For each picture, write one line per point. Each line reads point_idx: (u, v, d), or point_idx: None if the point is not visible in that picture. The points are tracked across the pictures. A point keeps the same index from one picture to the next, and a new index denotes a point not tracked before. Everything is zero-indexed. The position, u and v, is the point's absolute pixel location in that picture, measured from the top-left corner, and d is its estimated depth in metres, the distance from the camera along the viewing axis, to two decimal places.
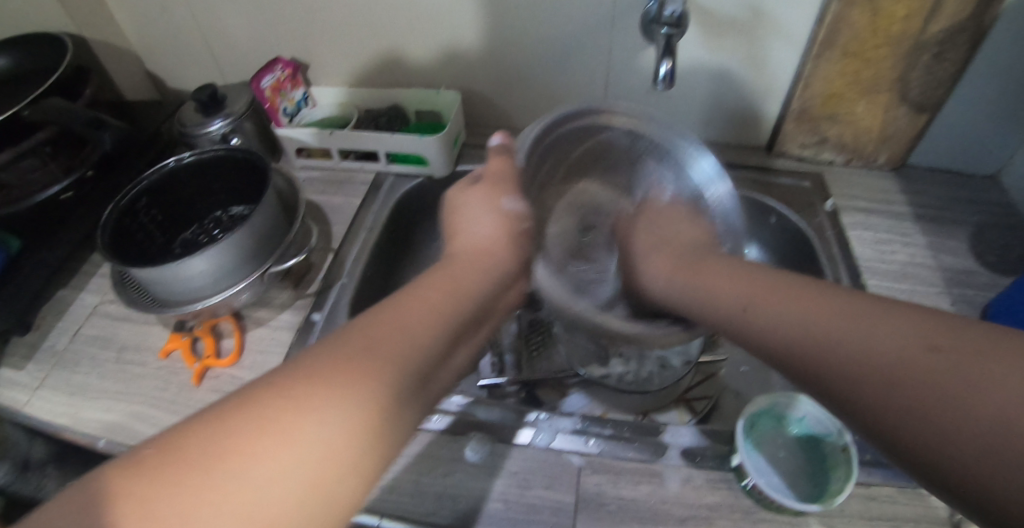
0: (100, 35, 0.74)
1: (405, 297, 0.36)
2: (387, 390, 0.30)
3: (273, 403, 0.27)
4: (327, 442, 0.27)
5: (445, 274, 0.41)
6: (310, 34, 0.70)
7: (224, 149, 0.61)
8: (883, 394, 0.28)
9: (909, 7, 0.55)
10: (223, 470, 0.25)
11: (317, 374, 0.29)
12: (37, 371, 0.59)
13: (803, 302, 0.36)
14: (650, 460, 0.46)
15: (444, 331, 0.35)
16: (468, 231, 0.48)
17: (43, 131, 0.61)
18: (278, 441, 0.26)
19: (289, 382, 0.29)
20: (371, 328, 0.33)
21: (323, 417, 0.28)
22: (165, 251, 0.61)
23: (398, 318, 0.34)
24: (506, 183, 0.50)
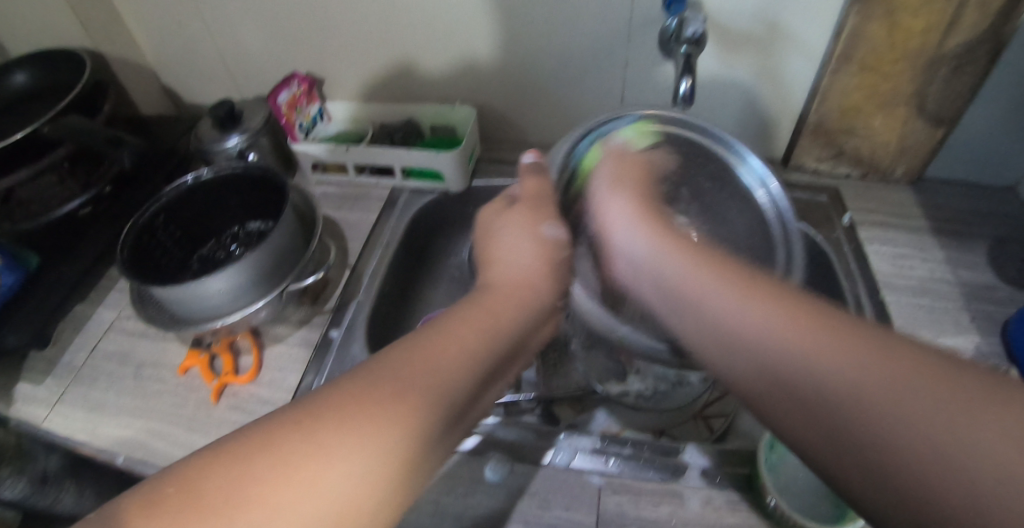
0: (117, 51, 0.74)
1: (438, 330, 0.33)
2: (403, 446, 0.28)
3: (291, 450, 0.26)
4: (349, 494, 0.26)
5: (483, 306, 0.37)
6: (326, 49, 0.71)
7: (241, 166, 0.61)
8: (840, 428, 0.25)
9: (927, 20, 0.55)
10: (240, 526, 0.24)
11: (336, 420, 0.27)
12: (56, 387, 0.59)
13: (771, 307, 0.30)
14: (670, 480, 0.46)
15: (476, 371, 0.32)
16: (511, 255, 0.45)
17: (62, 148, 0.61)
18: (294, 492, 0.25)
19: (307, 429, 0.27)
20: (398, 370, 0.30)
21: (344, 469, 0.26)
22: (183, 266, 0.62)
23: (429, 356, 0.31)
24: (544, 204, 0.49)
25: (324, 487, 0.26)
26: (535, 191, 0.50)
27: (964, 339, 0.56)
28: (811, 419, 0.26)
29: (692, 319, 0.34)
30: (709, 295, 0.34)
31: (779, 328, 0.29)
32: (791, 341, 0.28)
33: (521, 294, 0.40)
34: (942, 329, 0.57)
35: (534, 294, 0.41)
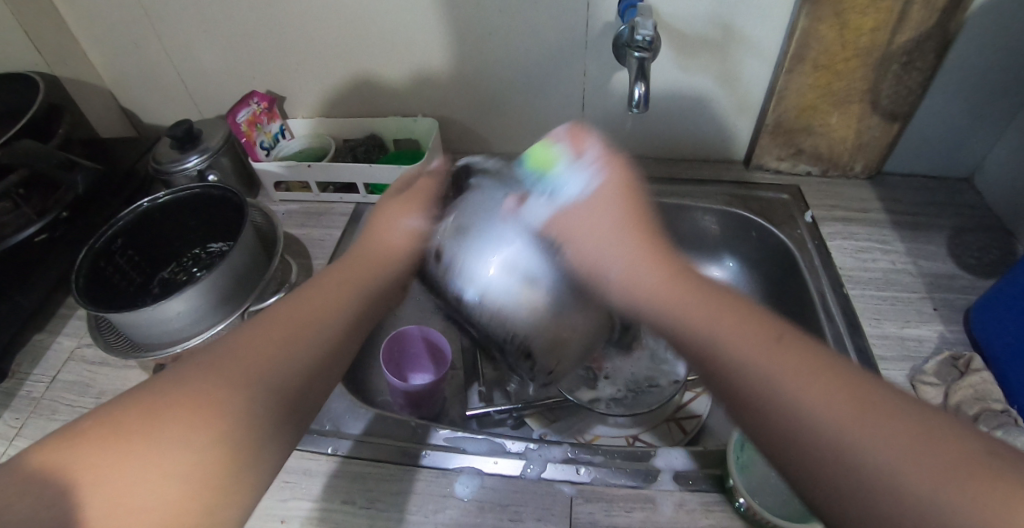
0: (73, 73, 0.73)
1: (308, 292, 0.37)
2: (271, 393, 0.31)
3: (183, 388, 0.29)
4: (234, 423, 0.29)
5: (354, 264, 0.43)
6: (285, 66, 0.70)
7: (199, 187, 0.60)
8: (827, 475, 0.24)
9: (875, 19, 0.56)
10: (151, 442, 0.26)
11: (215, 364, 0.30)
12: (13, 420, 0.57)
13: (797, 360, 0.27)
14: (642, 485, 0.45)
15: (345, 325, 0.37)
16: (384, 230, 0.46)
17: (15, 174, 0.60)
18: (189, 419, 0.27)
19: (204, 366, 0.30)
20: (274, 326, 0.33)
21: (221, 405, 0.29)
22: (143, 291, 0.60)
23: (297, 317, 0.35)
24: (424, 196, 0.48)
25: (221, 410, 0.28)
26: (424, 190, 0.49)
27: (928, 328, 0.56)
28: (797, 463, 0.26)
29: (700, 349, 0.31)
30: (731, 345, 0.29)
31: (813, 392, 0.26)
32: (796, 382, 0.27)
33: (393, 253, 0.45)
34: (906, 320, 0.57)
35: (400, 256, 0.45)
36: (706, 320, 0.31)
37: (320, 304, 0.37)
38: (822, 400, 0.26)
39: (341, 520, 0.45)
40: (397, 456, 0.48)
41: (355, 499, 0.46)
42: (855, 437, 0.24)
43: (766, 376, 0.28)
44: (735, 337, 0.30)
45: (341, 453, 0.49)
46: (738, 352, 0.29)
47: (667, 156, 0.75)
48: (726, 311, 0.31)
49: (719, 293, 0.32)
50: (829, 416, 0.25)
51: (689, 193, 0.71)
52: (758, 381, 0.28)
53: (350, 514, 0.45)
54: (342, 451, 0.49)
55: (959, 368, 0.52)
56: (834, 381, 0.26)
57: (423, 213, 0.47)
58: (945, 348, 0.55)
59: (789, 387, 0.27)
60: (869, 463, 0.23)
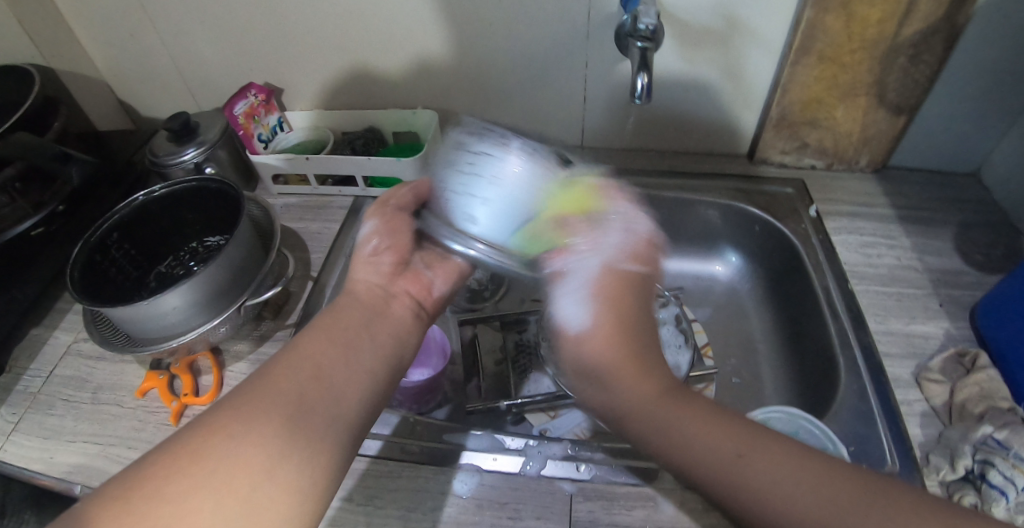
0: (69, 65, 0.72)
1: (299, 350, 0.36)
2: (283, 457, 0.31)
3: (185, 468, 0.28)
4: (251, 485, 0.29)
5: (351, 307, 0.41)
6: (283, 58, 0.69)
7: (196, 180, 0.59)
8: None
9: (883, 10, 0.55)
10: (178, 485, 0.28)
11: (225, 428, 0.30)
12: (10, 415, 0.57)
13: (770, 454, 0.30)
14: (643, 483, 0.45)
15: (343, 375, 0.36)
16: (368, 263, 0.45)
17: (10, 167, 0.59)
18: (200, 504, 0.27)
19: (227, 406, 0.32)
20: (265, 398, 0.32)
21: (232, 471, 0.29)
22: (140, 285, 0.60)
23: (295, 378, 0.34)
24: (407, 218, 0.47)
25: (245, 441, 0.30)
26: (409, 201, 0.48)
27: (934, 325, 0.56)
28: None
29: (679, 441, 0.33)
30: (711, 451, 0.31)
31: (764, 467, 0.30)
32: (779, 487, 0.29)
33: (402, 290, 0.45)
34: (911, 317, 0.56)
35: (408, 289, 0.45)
36: (670, 423, 0.34)
37: (316, 362, 0.35)
38: (774, 475, 0.29)
39: (338, 517, 0.44)
40: (395, 453, 0.48)
41: (352, 496, 0.45)
42: (813, 505, 0.27)
43: (726, 473, 0.31)
44: (713, 442, 0.32)
45: (373, 455, 0.47)
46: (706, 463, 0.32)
47: (671, 150, 0.74)
48: (701, 420, 0.33)
49: (666, 386, 0.36)
50: (799, 510, 0.28)
51: (692, 186, 0.70)
52: (719, 474, 0.31)
53: (347, 511, 0.44)
54: (374, 452, 0.47)
55: (965, 364, 0.51)
56: (780, 450, 0.30)
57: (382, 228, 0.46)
58: (951, 345, 0.54)
59: (753, 474, 0.30)
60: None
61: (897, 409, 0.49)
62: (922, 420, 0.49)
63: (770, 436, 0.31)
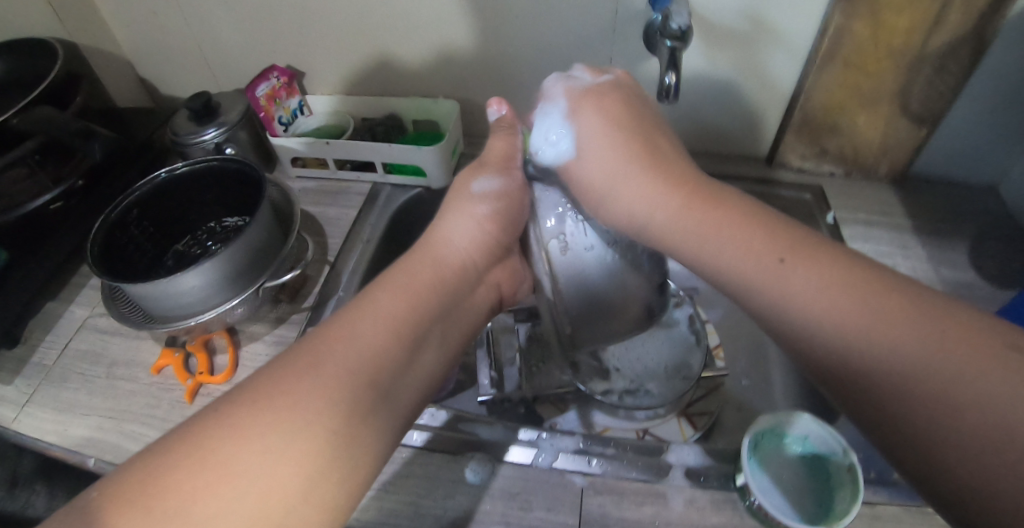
0: (91, 41, 0.72)
1: (360, 310, 0.36)
2: (336, 408, 0.30)
3: (245, 417, 0.29)
4: (302, 442, 0.29)
5: (407, 270, 0.41)
6: (306, 42, 0.69)
7: (217, 160, 0.59)
8: (937, 434, 0.25)
9: (912, 19, 0.55)
10: (225, 461, 0.27)
11: (271, 403, 0.29)
12: (25, 387, 0.57)
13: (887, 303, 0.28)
14: (653, 480, 0.45)
15: (398, 337, 0.35)
16: (448, 234, 0.46)
17: (32, 140, 0.59)
18: (251, 453, 0.28)
19: (270, 379, 0.30)
20: (322, 355, 0.32)
21: (286, 423, 0.29)
22: (157, 263, 0.60)
23: (350, 339, 0.33)
24: (490, 165, 0.50)
25: (296, 417, 0.29)
26: (505, 152, 0.50)
27: None
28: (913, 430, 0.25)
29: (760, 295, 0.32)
30: (802, 292, 0.30)
31: (899, 345, 0.26)
32: (912, 342, 0.26)
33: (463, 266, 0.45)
34: None
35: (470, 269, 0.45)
36: (782, 296, 0.31)
37: (374, 324, 0.35)
38: (911, 355, 0.26)
39: None
40: (408, 440, 0.48)
41: None
42: (954, 381, 0.24)
43: (860, 354, 0.27)
44: (838, 308, 0.29)
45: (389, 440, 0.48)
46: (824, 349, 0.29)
47: (689, 150, 0.74)
48: (817, 267, 0.30)
49: (780, 240, 0.33)
50: (924, 365, 0.25)
51: None
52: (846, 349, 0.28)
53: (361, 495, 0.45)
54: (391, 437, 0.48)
55: None
56: (917, 321, 0.26)
57: (498, 174, 0.49)
58: None
59: (883, 358, 0.27)
60: (962, 404, 0.24)
61: None
62: None
63: (905, 301, 0.27)
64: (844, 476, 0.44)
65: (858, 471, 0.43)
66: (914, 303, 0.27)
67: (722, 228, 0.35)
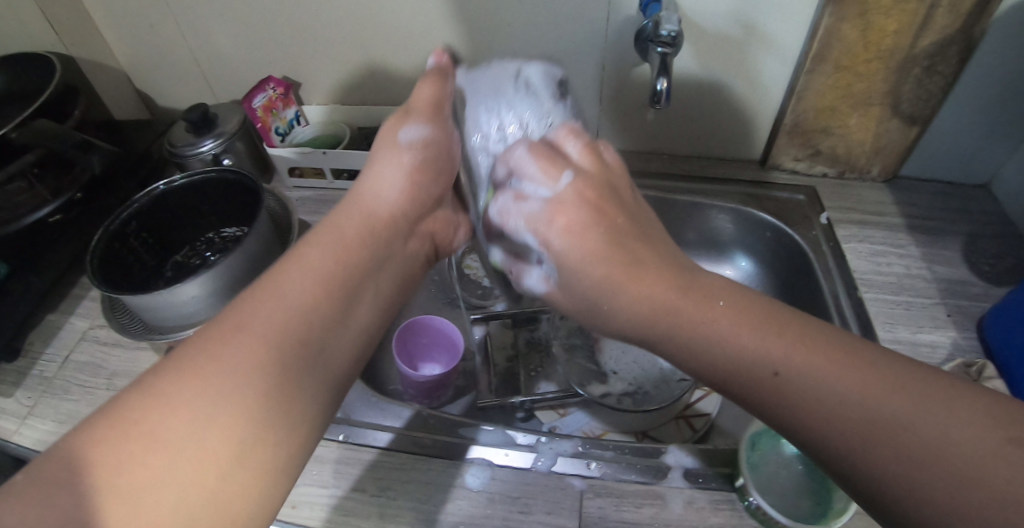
0: (89, 55, 0.73)
1: (280, 272, 0.35)
2: (274, 377, 0.30)
3: (185, 377, 0.28)
4: (241, 405, 0.28)
5: (334, 224, 0.41)
6: (303, 53, 0.70)
7: (215, 171, 0.60)
8: (863, 439, 0.25)
9: (900, 21, 0.55)
10: (163, 423, 0.27)
11: (210, 364, 0.29)
12: (26, 399, 0.58)
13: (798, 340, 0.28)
14: (652, 482, 0.45)
15: (330, 299, 0.36)
16: (378, 190, 0.47)
17: (31, 153, 0.60)
18: (200, 406, 0.28)
19: (210, 344, 0.30)
20: (257, 317, 0.32)
21: (232, 379, 0.29)
22: (156, 274, 0.61)
23: (274, 300, 0.33)
24: (427, 112, 0.48)
25: (238, 382, 0.29)
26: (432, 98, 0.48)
27: (942, 334, 0.56)
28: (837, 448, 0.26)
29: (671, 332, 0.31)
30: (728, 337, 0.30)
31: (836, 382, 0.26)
32: (834, 377, 0.26)
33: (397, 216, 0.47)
34: (919, 325, 0.57)
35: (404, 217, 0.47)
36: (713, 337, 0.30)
37: (297, 282, 0.35)
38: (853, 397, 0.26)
39: (352, 507, 0.45)
40: (408, 446, 0.48)
41: (368, 487, 0.46)
42: (897, 414, 0.24)
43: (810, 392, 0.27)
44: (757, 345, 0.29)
45: (384, 446, 0.48)
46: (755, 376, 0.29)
47: (683, 153, 0.75)
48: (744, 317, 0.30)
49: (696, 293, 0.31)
50: (837, 393, 0.26)
51: (702, 191, 0.71)
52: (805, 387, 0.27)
53: (362, 501, 0.45)
54: (386, 443, 0.49)
55: (971, 374, 0.51)
56: (860, 367, 0.26)
57: (428, 119, 0.48)
58: (958, 355, 0.54)
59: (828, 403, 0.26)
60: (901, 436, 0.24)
61: None
62: None
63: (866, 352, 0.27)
64: None
65: None
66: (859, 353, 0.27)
67: (630, 265, 0.33)
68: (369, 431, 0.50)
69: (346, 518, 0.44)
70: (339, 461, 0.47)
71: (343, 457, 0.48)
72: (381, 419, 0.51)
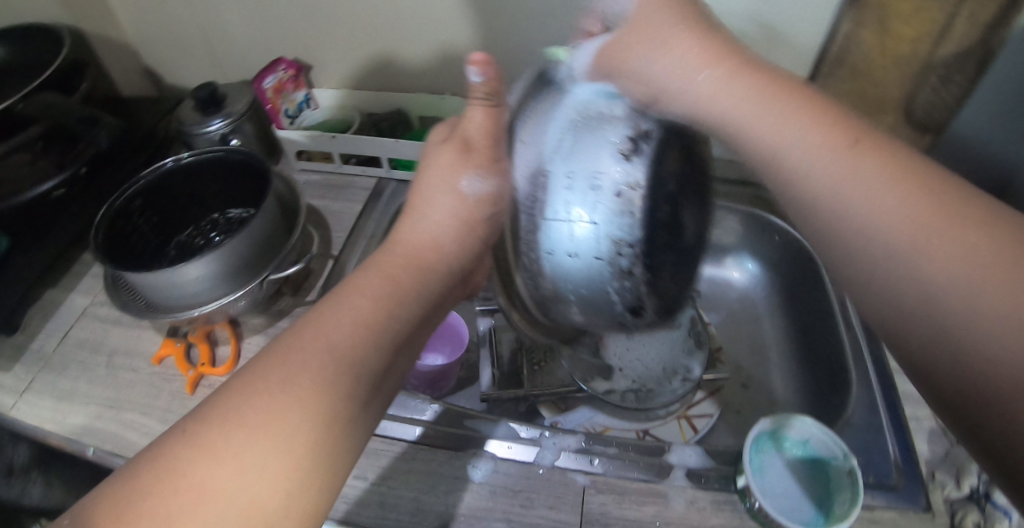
0: (98, 29, 0.72)
1: (328, 306, 0.33)
2: (313, 423, 0.28)
3: (220, 428, 0.27)
4: (273, 458, 0.27)
5: (390, 250, 0.39)
6: (314, 36, 0.69)
7: (222, 151, 0.59)
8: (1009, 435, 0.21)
9: (919, 28, 0.55)
10: (198, 472, 0.26)
11: (239, 414, 0.28)
12: (24, 374, 0.57)
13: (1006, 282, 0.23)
14: (654, 480, 0.45)
15: (372, 339, 0.32)
16: (426, 211, 0.42)
17: (37, 126, 0.59)
18: (241, 453, 0.27)
19: (246, 387, 0.29)
20: (291, 355, 0.30)
21: (264, 430, 0.27)
22: (160, 253, 0.60)
23: (318, 335, 0.31)
24: (481, 152, 0.42)
25: (274, 430, 0.27)
26: (485, 132, 0.41)
27: None
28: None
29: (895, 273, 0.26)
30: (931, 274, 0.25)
31: (948, 262, 0.24)
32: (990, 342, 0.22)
33: (434, 244, 0.40)
34: None
35: (449, 246, 0.40)
36: (854, 184, 0.28)
37: (342, 317, 0.32)
38: (958, 273, 0.24)
39: (353, 495, 0.45)
40: (411, 436, 0.48)
41: (369, 475, 0.46)
42: (954, 297, 0.24)
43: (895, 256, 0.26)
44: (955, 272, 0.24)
45: (412, 440, 0.48)
46: (879, 237, 0.27)
47: None
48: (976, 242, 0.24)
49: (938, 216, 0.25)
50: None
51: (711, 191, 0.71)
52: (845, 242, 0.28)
53: (362, 489, 0.45)
54: (415, 437, 0.48)
55: None
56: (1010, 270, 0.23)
57: (487, 171, 0.41)
58: None
59: (930, 266, 0.25)
60: (949, 327, 0.24)
61: (905, 423, 0.49)
62: (930, 436, 0.49)
63: (972, 207, 0.25)
64: (842, 480, 0.45)
65: (858, 474, 0.43)
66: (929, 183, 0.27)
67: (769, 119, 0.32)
68: (394, 424, 0.49)
69: (347, 505, 0.44)
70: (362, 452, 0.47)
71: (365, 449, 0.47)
72: (407, 413, 0.50)
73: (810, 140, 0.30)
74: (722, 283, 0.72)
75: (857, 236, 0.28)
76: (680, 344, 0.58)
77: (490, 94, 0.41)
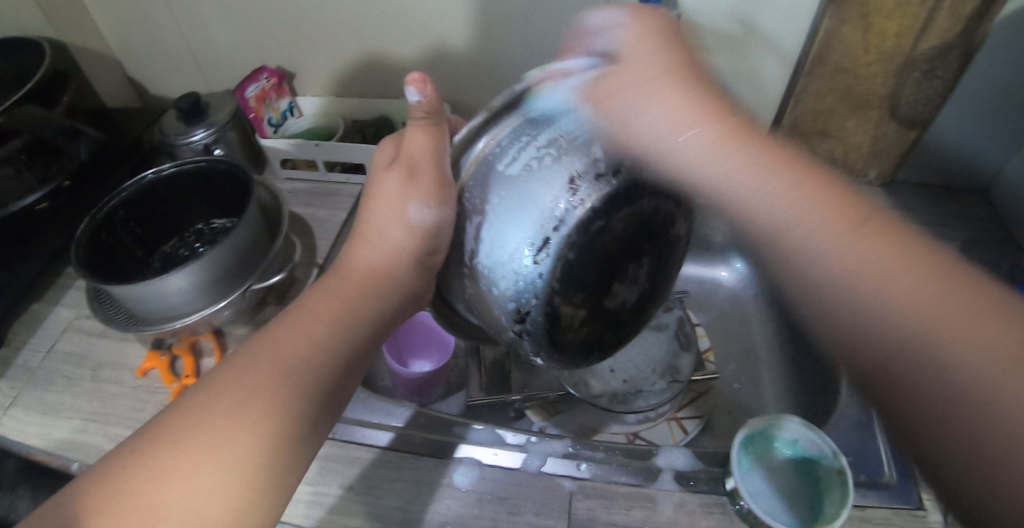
0: (81, 40, 0.71)
1: (283, 324, 0.34)
2: (261, 441, 0.29)
3: (171, 443, 0.28)
4: (223, 473, 0.28)
5: (326, 291, 0.36)
6: (297, 42, 0.69)
7: (204, 161, 0.59)
8: (945, 405, 0.25)
9: (901, 23, 0.55)
10: (146, 490, 0.26)
11: (189, 431, 0.28)
12: (9, 389, 0.56)
13: (908, 263, 0.28)
14: (643, 484, 0.45)
15: (319, 354, 0.33)
16: (382, 238, 0.39)
17: (17, 139, 0.59)
18: (191, 469, 0.27)
19: (201, 401, 0.30)
20: (246, 371, 0.31)
21: (215, 447, 0.28)
22: (144, 264, 0.60)
23: (279, 349, 0.32)
24: (423, 176, 0.36)
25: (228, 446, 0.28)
26: (425, 149, 0.37)
27: None
28: (919, 421, 0.26)
29: (814, 284, 0.30)
30: (821, 260, 0.30)
31: (844, 248, 0.29)
32: (963, 341, 0.25)
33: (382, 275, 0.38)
34: None
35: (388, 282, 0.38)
36: (760, 189, 0.31)
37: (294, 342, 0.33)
38: (916, 298, 0.27)
39: (336, 504, 0.44)
40: (397, 444, 0.48)
41: (352, 484, 0.45)
42: (929, 320, 0.26)
43: (852, 287, 0.29)
44: (836, 254, 0.29)
45: (385, 445, 0.47)
46: (859, 292, 0.29)
47: None
48: (923, 265, 0.28)
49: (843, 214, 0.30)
50: (973, 364, 0.25)
51: None
52: (812, 275, 0.30)
53: (346, 498, 0.44)
54: (386, 442, 0.48)
55: None
56: (932, 278, 0.27)
57: (428, 203, 0.36)
58: None
59: (874, 285, 0.28)
60: (882, 329, 0.28)
61: None
62: None
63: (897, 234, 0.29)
64: (834, 478, 0.44)
65: (848, 473, 0.43)
66: (905, 241, 0.29)
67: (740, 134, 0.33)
68: (365, 430, 0.49)
69: (331, 516, 0.43)
70: (333, 460, 0.47)
71: (338, 456, 0.47)
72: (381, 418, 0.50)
73: (730, 163, 0.32)
74: (713, 283, 0.71)
75: (794, 246, 0.31)
76: (667, 345, 0.58)
77: (430, 115, 0.37)
